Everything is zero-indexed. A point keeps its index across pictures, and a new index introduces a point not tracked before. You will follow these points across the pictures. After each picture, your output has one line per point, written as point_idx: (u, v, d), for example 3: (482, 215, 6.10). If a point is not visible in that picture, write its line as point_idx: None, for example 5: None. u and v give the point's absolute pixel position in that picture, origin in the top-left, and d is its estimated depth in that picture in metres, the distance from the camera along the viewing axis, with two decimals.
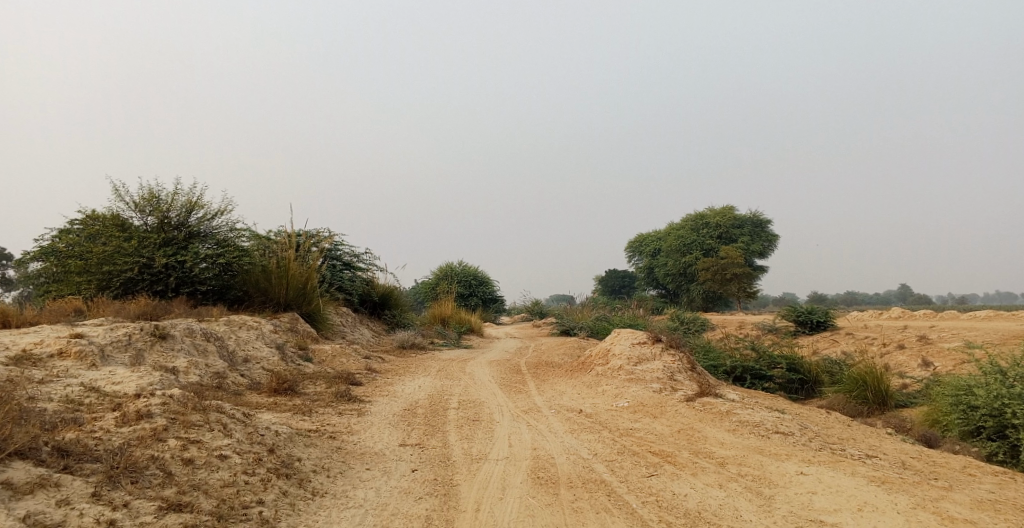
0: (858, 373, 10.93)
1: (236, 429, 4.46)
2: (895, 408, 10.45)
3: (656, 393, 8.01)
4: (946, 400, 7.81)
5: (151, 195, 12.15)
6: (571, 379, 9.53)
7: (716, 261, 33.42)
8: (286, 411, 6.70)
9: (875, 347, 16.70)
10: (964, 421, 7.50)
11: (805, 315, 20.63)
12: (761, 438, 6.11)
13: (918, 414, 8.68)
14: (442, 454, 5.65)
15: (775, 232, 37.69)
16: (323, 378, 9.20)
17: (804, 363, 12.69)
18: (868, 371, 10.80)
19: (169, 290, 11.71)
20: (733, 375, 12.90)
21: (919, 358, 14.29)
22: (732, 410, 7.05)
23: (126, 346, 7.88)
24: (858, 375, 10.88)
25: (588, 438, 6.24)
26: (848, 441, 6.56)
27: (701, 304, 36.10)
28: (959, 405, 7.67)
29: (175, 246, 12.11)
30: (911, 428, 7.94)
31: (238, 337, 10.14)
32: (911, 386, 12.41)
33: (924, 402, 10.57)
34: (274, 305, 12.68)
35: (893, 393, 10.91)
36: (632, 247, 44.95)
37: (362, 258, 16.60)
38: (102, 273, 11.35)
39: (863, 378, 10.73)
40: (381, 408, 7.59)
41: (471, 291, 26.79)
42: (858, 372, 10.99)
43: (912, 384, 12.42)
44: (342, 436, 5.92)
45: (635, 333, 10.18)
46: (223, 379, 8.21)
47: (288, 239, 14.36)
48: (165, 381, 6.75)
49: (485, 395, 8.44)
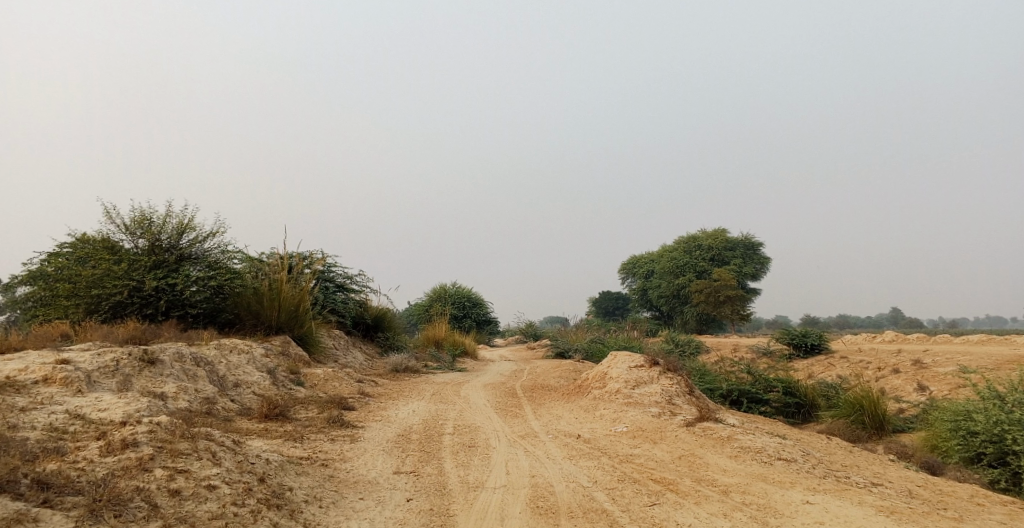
0: (856, 397, 10.84)
1: (226, 458, 4.31)
2: (892, 433, 10.35)
3: (655, 418, 7.89)
4: (945, 426, 7.73)
5: (142, 218, 12.05)
6: (567, 403, 9.40)
7: (709, 283, 33.42)
8: (277, 438, 6.54)
9: (870, 370, 16.64)
10: (964, 447, 7.40)
11: (800, 338, 20.57)
12: (764, 465, 6.00)
13: (918, 439, 8.59)
14: (438, 482, 5.50)
15: (768, 255, 37.82)
16: (315, 403, 9.03)
17: (801, 386, 12.58)
18: (865, 395, 10.72)
19: (159, 313, 11.53)
20: (729, 398, 12.78)
21: (914, 382, 14.22)
22: (733, 435, 6.94)
23: (113, 372, 7.72)
24: (855, 399, 10.79)
25: (588, 465, 6.10)
26: (852, 468, 6.46)
27: (695, 326, 36.02)
28: (958, 431, 7.58)
29: (166, 269, 11.97)
30: (912, 454, 7.84)
31: (229, 361, 9.96)
32: (908, 410, 12.33)
33: (923, 427, 10.48)
34: (265, 328, 12.50)
35: (891, 417, 10.81)
36: (626, 269, 44.95)
37: (355, 280, 16.47)
38: (91, 297, 11.18)
39: (861, 402, 10.64)
40: (375, 433, 7.43)
41: (465, 314, 26.63)
42: (855, 396, 10.90)
43: (909, 408, 12.34)
44: (335, 464, 5.76)
45: (632, 356, 10.07)
46: (212, 404, 8.04)
47: (280, 261, 14.23)
48: (152, 408, 6.58)
49: (481, 420, 8.29)
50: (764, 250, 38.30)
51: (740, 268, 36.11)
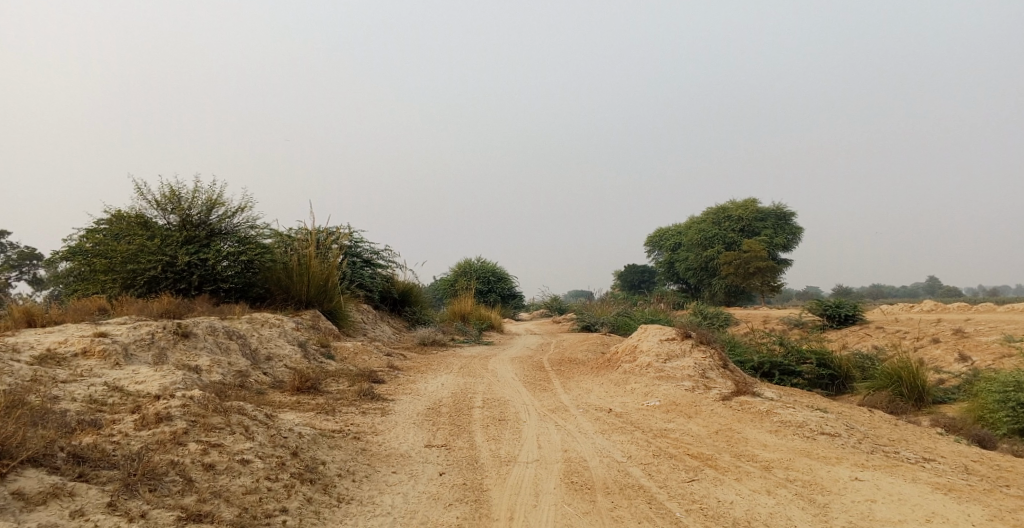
0: (893, 368, 10.54)
1: (259, 432, 4.28)
2: (933, 405, 10.05)
3: (689, 391, 7.73)
4: (994, 397, 7.49)
5: (172, 193, 12.14)
6: (597, 376, 9.28)
7: (738, 254, 32.82)
8: (308, 411, 6.56)
9: (908, 340, 16.18)
10: (1014, 419, 7.15)
11: (833, 310, 20.09)
12: (806, 440, 5.82)
13: (964, 410, 8.30)
14: (470, 455, 5.44)
15: (799, 225, 36.98)
16: (345, 376, 9.07)
17: (835, 358, 12.27)
18: (904, 366, 10.42)
19: (192, 288, 11.68)
20: (761, 370, 12.55)
21: (955, 352, 13.78)
22: (771, 410, 6.76)
23: (149, 345, 7.82)
24: (893, 370, 10.49)
25: (621, 440, 5.99)
26: (899, 442, 6.24)
27: (723, 298, 35.52)
28: (1008, 403, 7.34)
29: (198, 244, 12.08)
30: (960, 425, 7.56)
31: (260, 335, 10.03)
32: (950, 381, 11.95)
33: (966, 399, 10.14)
34: (295, 303, 12.59)
35: (931, 388, 10.49)
36: (652, 241, 44.39)
37: (382, 254, 16.50)
38: (126, 271, 11.35)
39: (900, 374, 10.35)
40: (405, 406, 7.42)
41: (490, 288, 26.60)
42: (893, 367, 10.60)
43: (951, 378, 11.96)
44: (367, 437, 5.75)
45: (663, 328, 9.88)
46: (245, 378, 8.12)
47: (308, 236, 14.27)
48: (187, 381, 6.64)
49: (510, 393, 8.23)
50: (796, 220, 37.44)
51: (769, 238, 35.43)
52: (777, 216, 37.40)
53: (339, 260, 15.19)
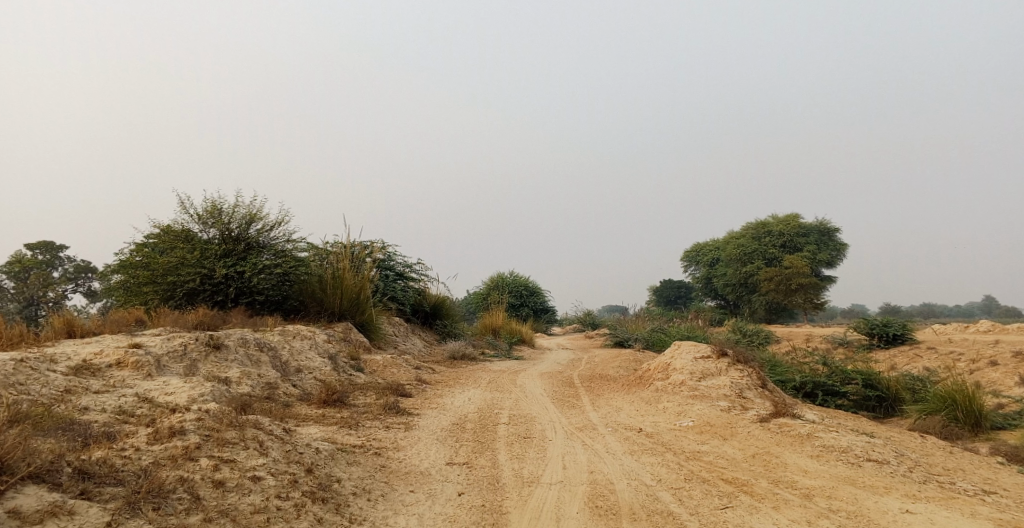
0: (947, 392, 9.97)
1: (275, 446, 4.18)
2: (990, 431, 9.45)
3: (724, 412, 7.41)
4: None
5: (212, 207, 12.35)
6: (628, 394, 9.00)
7: (779, 270, 31.92)
8: (332, 425, 6.48)
9: (962, 361, 15.36)
10: None
11: (880, 328, 19.28)
12: (851, 467, 5.46)
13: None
14: (492, 475, 5.26)
15: (844, 241, 35.85)
16: (373, 389, 8.99)
17: (883, 379, 11.69)
18: (959, 389, 9.84)
19: (229, 300, 11.82)
20: (803, 391, 12.03)
21: (1015, 376, 13.00)
22: (813, 433, 6.39)
23: (182, 356, 7.87)
24: (946, 393, 9.92)
25: (651, 462, 5.73)
26: (955, 472, 5.81)
27: (764, 315, 34.56)
28: None
29: (236, 257, 12.24)
30: (1021, 453, 7.05)
31: (292, 347, 10.05)
32: (1009, 407, 11.24)
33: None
34: (328, 315, 12.65)
35: (988, 413, 9.87)
36: (689, 256, 43.62)
37: (415, 268, 16.51)
38: (167, 284, 11.56)
39: (954, 397, 9.77)
40: (430, 422, 7.28)
41: (523, 302, 26.42)
42: (947, 390, 10.02)
43: (1011, 403, 11.24)
44: (388, 453, 5.61)
45: (698, 346, 9.54)
46: (274, 390, 8.10)
47: (343, 249, 14.35)
48: (215, 393, 6.64)
49: (538, 410, 8.01)
50: (840, 235, 36.33)
51: (812, 254, 34.42)
52: (820, 231, 36.35)
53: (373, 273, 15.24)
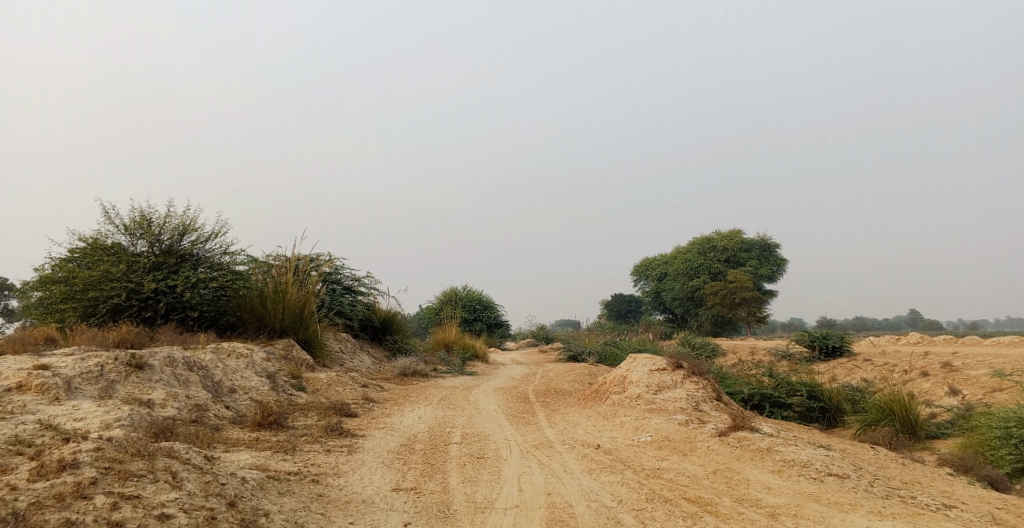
0: (885, 402, 10.11)
1: (194, 477, 3.67)
2: (927, 440, 9.62)
3: (682, 426, 7.19)
4: (996, 434, 7.40)
5: (141, 218, 11.53)
6: (583, 409, 8.71)
7: (724, 285, 32.53)
8: (265, 450, 5.94)
9: (897, 372, 15.77)
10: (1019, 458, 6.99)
11: (820, 341, 19.72)
12: (814, 482, 5.29)
13: (963, 446, 7.87)
14: (441, 501, 4.86)
15: (784, 256, 36.91)
16: (315, 409, 8.43)
17: (826, 390, 11.81)
18: (897, 399, 9.99)
19: (158, 316, 11.00)
20: (750, 402, 12.00)
21: (946, 386, 13.39)
22: (772, 447, 6.23)
23: (97, 378, 7.16)
24: (884, 403, 10.06)
25: (611, 481, 5.43)
26: (913, 485, 5.73)
27: (710, 329, 35.07)
28: (1011, 441, 7.22)
29: (166, 270, 11.44)
30: (964, 461, 7.11)
31: (226, 366, 9.36)
32: (942, 416, 11.50)
33: (962, 435, 9.69)
34: (268, 331, 11.96)
35: (925, 423, 10.04)
36: (638, 271, 44.11)
37: (364, 281, 15.93)
38: (88, 299, 10.66)
39: (892, 407, 9.91)
40: (375, 443, 6.80)
41: (475, 316, 26.02)
42: (884, 401, 10.16)
43: (944, 413, 11.50)
44: (327, 480, 5.14)
45: (652, 358, 9.33)
46: (204, 413, 7.45)
47: (286, 262, 13.65)
48: (134, 417, 6.00)
49: (491, 427, 7.63)
50: (780, 251, 37.38)
51: (754, 269, 35.27)
52: (762, 247, 37.28)
53: (318, 287, 14.60)
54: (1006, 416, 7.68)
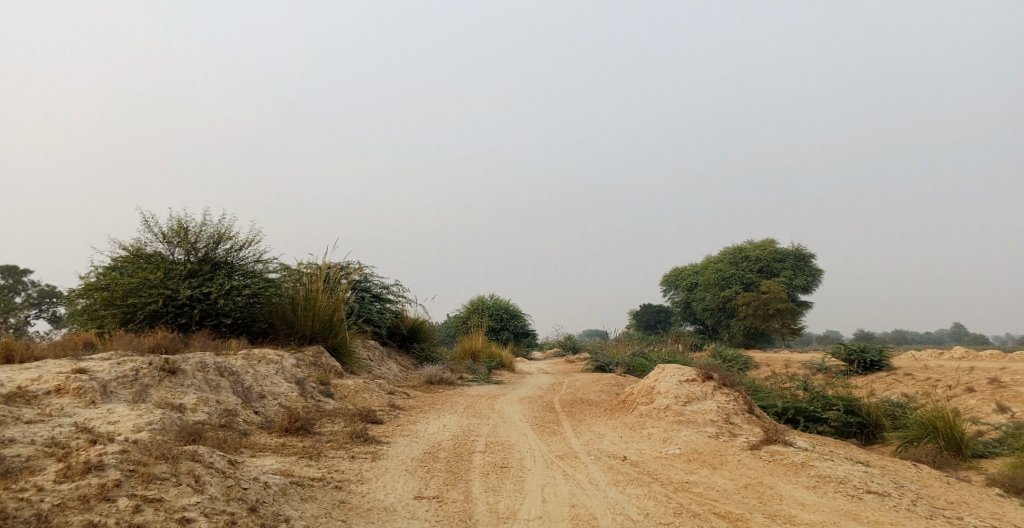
0: (927, 418, 9.73)
1: (216, 481, 3.68)
2: (972, 458, 9.22)
3: (712, 439, 7.01)
4: None
5: (179, 226, 11.77)
6: (611, 420, 8.57)
7: (757, 296, 31.91)
8: (291, 455, 5.96)
9: (940, 388, 15.20)
10: None
11: (857, 354, 19.15)
12: (851, 499, 5.09)
13: (1012, 466, 7.51)
14: (464, 510, 4.80)
15: (819, 267, 36.07)
16: (341, 416, 8.46)
17: (864, 405, 11.43)
18: (940, 415, 9.60)
19: (193, 323, 11.17)
20: (784, 416, 11.68)
21: (992, 403, 12.84)
22: (807, 462, 6.03)
23: (132, 382, 7.29)
24: (926, 419, 9.68)
25: (637, 493, 5.30)
26: (959, 506, 5.48)
27: (743, 341, 34.40)
28: None
29: (201, 278, 11.63)
30: (1013, 481, 6.77)
31: (256, 372, 9.46)
32: (989, 434, 11.02)
33: (1010, 454, 9.26)
34: (299, 338, 12.07)
35: (970, 441, 9.64)
36: (668, 281, 43.57)
37: (392, 289, 16.02)
38: (126, 306, 10.89)
39: (935, 424, 9.53)
40: (400, 451, 6.78)
41: (503, 325, 25.97)
42: (926, 417, 9.78)
43: (991, 431, 11.02)
44: (350, 487, 5.12)
45: (682, 369, 9.15)
46: (233, 418, 7.52)
47: (317, 270, 13.79)
48: (165, 421, 6.07)
49: (516, 437, 7.55)
50: (815, 261, 36.55)
51: (789, 280, 34.54)
52: (796, 257, 36.51)
53: (348, 295, 14.71)
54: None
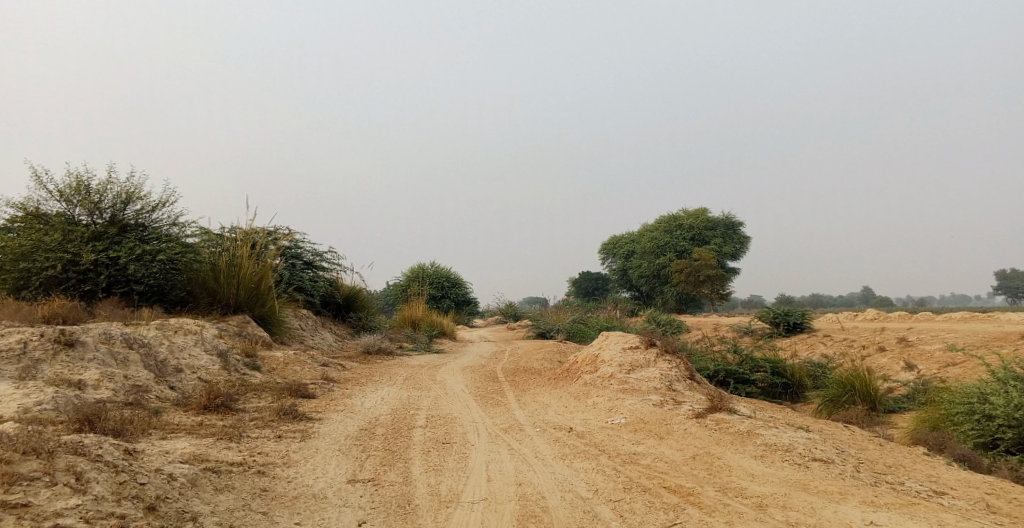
0: (845, 377, 9.96)
1: (105, 477, 3.17)
2: (886, 414, 9.57)
3: (657, 407, 6.86)
4: (957, 409, 7.13)
5: (79, 184, 10.62)
6: (554, 389, 8.34)
7: (689, 262, 32.54)
8: (209, 437, 5.40)
9: (856, 348, 15.86)
10: (979, 432, 6.81)
11: (782, 317, 19.74)
12: (799, 468, 5.00)
13: (920, 421, 7.70)
14: (402, 493, 4.42)
15: (746, 234, 37.11)
16: (268, 390, 7.88)
17: (789, 366, 11.70)
18: (857, 374, 9.86)
19: (99, 290, 10.17)
20: (715, 379, 11.80)
21: (902, 361, 13.45)
22: (753, 430, 5.94)
23: (19, 358, 6.49)
24: (844, 378, 9.92)
25: (585, 468, 5.05)
26: (898, 469, 5.52)
27: (675, 306, 35.22)
28: (972, 415, 6.98)
29: (108, 241, 10.58)
30: (930, 437, 6.90)
31: (172, 344, 8.68)
32: (898, 390, 11.49)
33: (920, 409, 9.68)
34: (222, 308, 11.21)
35: (884, 397, 10.00)
36: (605, 249, 44.02)
37: (326, 257, 15.24)
38: (19, 271, 9.84)
39: (852, 382, 9.77)
40: (333, 428, 6.30)
41: (443, 294, 25.53)
42: (844, 376, 10.03)
43: (900, 388, 11.49)
44: (275, 472, 4.63)
45: (625, 336, 9.00)
46: (143, 394, 6.82)
47: (242, 235, 12.82)
48: (58, 400, 5.37)
49: (458, 409, 7.18)
50: (744, 229, 37.57)
51: (719, 247, 35.42)
52: (726, 225, 37.37)
53: (277, 262, 13.85)
54: (963, 389, 7.42)
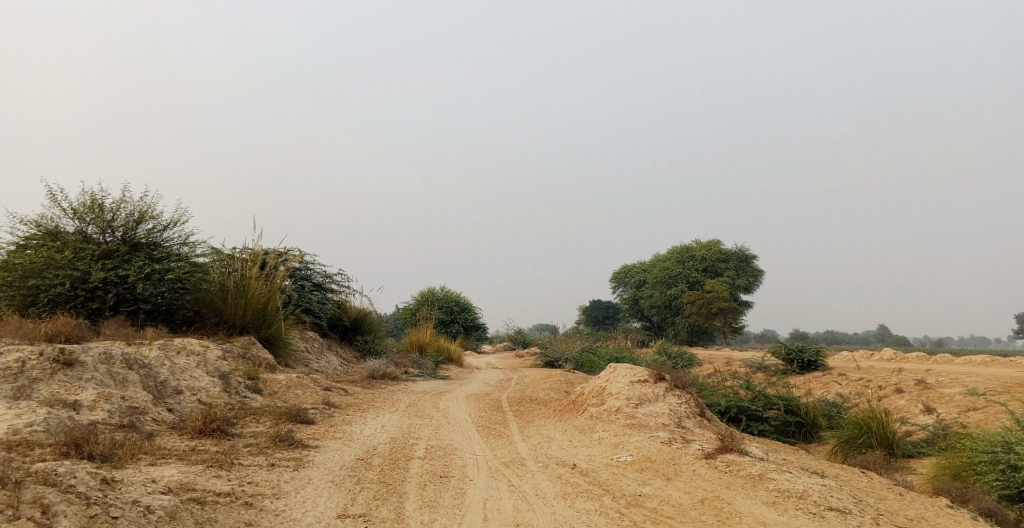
0: (861, 418, 9.61)
1: (74, 511, 3.04)
2: (903, 459, 9.21)
3: (666, 445, 6.60)
4: (981, 458, 6.80)
5: (92, 201, 10.65)
6: (559, 422, 8.10)
7: (701, 294, 32.18)
8: (200, 463, 5.22)
9: (872, 388, 15.42)
10: (1004, 484, 6.48)
11: (796, 353, 19.31)
12: (814, 518, 4.73)
13: (940, 468, 7.35)
14: None
15: (760, 268, 36.74)
16: (267, 415, 7.71)
17: (802, 404, 11.35)
18: (873, 415, 9.51)
19: (106, 308, 10.10)
20: (726, 415, 11.44)
21: (920, 403, 13.02)
22: (765, 473, 5.67)
23: (15, 377, 6.37)
24: (860, 420, 9.57)
25: (587, 509, 4.81)
26: (919, 523, 5.22)
27: (686, 338, 34.74)
28: (997, 465, 6.65)
29: (118, 259, 10.55)
30: (953, 487, 6.56)
31: (173, 365, 8.55)
32: (916, 434, 11.08)
33: (939, 455, 9.31)
34: (228, 328, 11.07)
35: (901, 441, 9.63)
36: (616, 278, 43.74)
37: (335, 279, 15.13)
38: (29, 288, 9.82)
39: (869, 423, 9.42)
40: (329, 457, 6.10)
41: (452, 318, 25.35)
42: (860, 417, 9.67)
43: (918, 431, 11.08)
44: (262, 504, 4.45)
45: (633, 369, 8.75)
46: (139, 416, 6.67)
47: (253, 255, 12.74)
48: (50, 422, 5.24)
49: (459, 440, 6.96)
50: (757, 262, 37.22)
51: (731, 280, 35.04)
52: (739, 258, 37.04)
53: (286, 283, 13.75)
54: (988, 437, 7.09)
